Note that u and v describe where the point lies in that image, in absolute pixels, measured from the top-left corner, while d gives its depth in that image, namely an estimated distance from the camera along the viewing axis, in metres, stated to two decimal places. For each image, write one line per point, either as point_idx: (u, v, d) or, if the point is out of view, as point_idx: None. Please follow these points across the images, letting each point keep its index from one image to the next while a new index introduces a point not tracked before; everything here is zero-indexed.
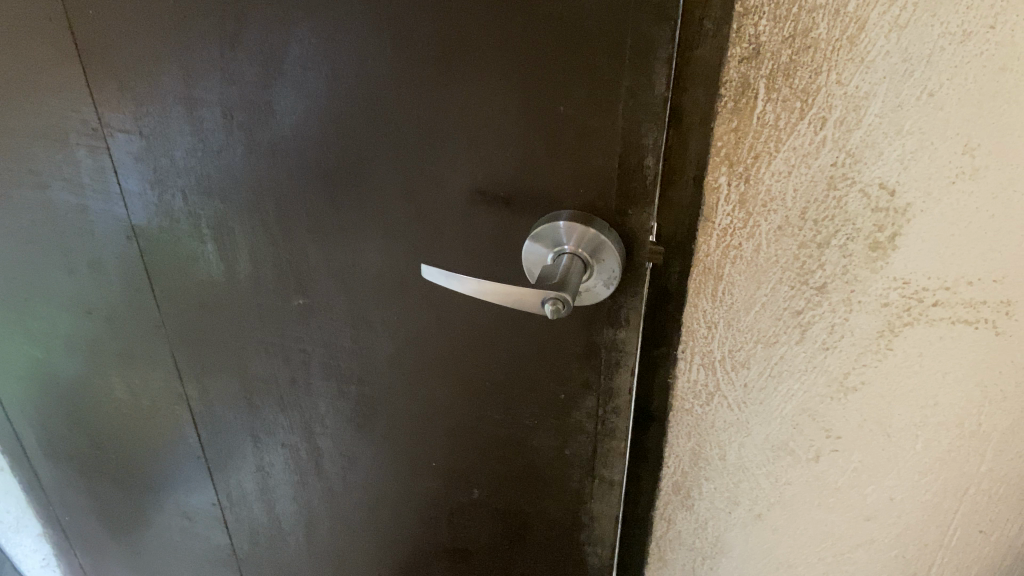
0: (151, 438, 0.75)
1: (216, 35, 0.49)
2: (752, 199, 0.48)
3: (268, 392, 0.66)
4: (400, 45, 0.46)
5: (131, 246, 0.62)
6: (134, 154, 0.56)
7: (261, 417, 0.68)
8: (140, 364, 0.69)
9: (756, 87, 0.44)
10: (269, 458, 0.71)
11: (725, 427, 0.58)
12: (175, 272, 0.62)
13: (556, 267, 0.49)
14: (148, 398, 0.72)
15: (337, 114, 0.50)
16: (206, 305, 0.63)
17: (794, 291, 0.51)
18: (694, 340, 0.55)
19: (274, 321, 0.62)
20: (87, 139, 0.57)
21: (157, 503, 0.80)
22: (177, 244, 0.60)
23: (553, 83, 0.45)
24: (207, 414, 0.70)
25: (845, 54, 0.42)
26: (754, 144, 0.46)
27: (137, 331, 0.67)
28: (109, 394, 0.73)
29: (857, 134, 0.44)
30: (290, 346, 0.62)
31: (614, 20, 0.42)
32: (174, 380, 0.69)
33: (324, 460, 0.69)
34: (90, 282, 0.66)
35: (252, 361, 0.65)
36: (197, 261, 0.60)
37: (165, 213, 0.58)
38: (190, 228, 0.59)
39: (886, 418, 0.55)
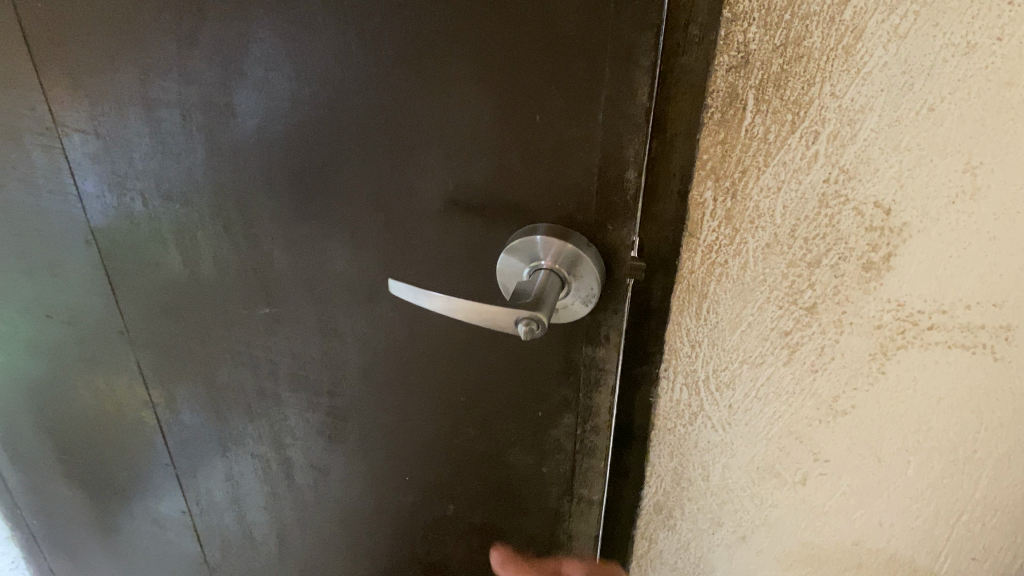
0: (119, 444, 0.72)
1: (173, 32, 0.46)
2: (739, 215, 0.45)
3: (236, 401, 0.63)
4: (367, 46, 0.43)
5: (90, 250, 0.59)
6: (91, 154, 0.53)
7: (229, 426, 0.66)
8: (104, 369, 0.67)
9: (745, 98, 0.41)
10: (238, 467, 0.69)
11: (708, 448, 0.56)
12: (138, 276, 0.59)
13: (532, 283, 0.46)
14: (114, 404, 0.69)
15: (301, 118, 0.47)
16: (170, 311, 0.60)
17: (783, 311, 0.48)
18: (677, 358, 0.52)
19: (240, 330, 0.59)
20: (41, 138, 0.54)
21: (126, 509, 0.78)
22: (139, 248, 0.57)
23: (528, 91, 0.42)
24: (174, 421, 0.68)
25: (840, 64, 0.39)
26: (741, 158, 0.43)
27: (100, 336, 0.64)
28: (73, 398, 0.71)
29: (851, 149, 0.42)
30: (258, 356, 0.60)
31: (592, 26, 0.39)
32: (140, 386, 0.67)
33: (295, 472, 0.66)
34: (49, 285, 0.63)
35: (218, 370, 0.62)
36: (159, 265, 0.58)
37: (125, 216, 0.56)
38: (151, 232, 0.56)
39: (877, 442, 0.52)
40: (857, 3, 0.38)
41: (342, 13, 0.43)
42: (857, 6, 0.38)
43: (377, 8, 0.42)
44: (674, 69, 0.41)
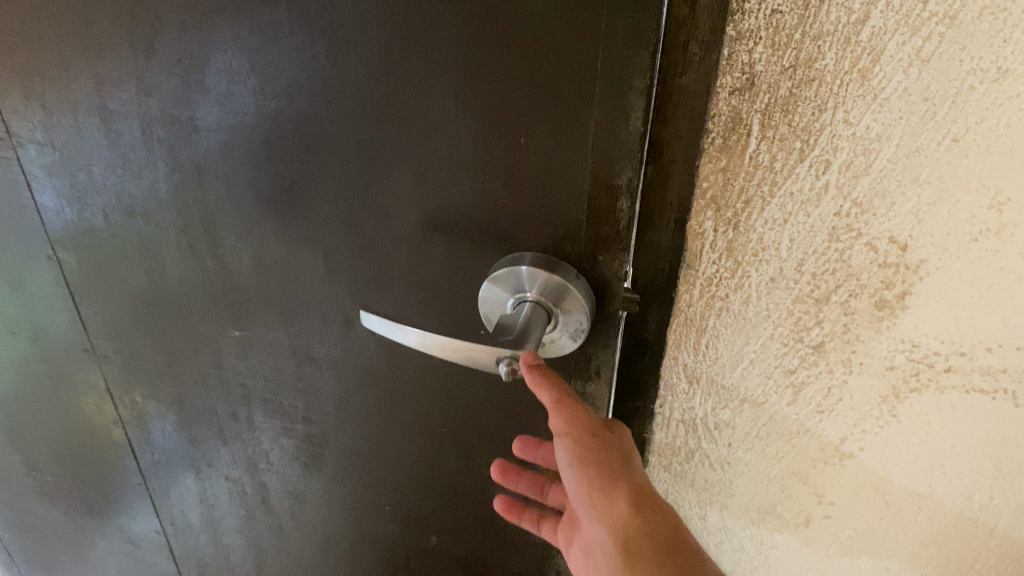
0: (89, 462, 0.69)
1: (129, 41, 0.42)
2: (741, 247, 0.41)
3: (208, 424, 0.60)
4: (336, 60, 0.40)
5: (51, 265, 0.55)
6: (47, 167, 0.50)
7: (202, 449, 0.63)
8: (72, 387, 0.64)
9: (749, 123, 0.38)
10: (212, 490, 0.65)
11: (705, 486, 0.52)
12: (102, 294, 0.56)
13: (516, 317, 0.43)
14: (83, 421, 0.66)
15: (268, 135, 0.44)
16: (136, 330, 0.57)
17: (787, 349, 0.45)
18: (674, 394, 0.49)
19: (210, 352, 0.55)
20: None
21: (100, 527, 0.75)
22: (101, 265, 0.54)
23: (511, 111, 0.38)
24: (145, 442, 0.65)
25: (855, 88, 0.35)
26: (744, 188, 0.40)
27: (66, 353, 0.61)
28: (41, 414, 0.67)
29: (865, 180, 0.38)
30: (229, 379, 0.56)
31: (582, 44, 0.35)
32: (109, 405, 0.63)
33: (271, 497, 0.63)
34: (11, 299, 0.59)
35: (188, 392, 0.59)
36: (123, 283, 0.54)
37: (85, 232, 0.52)
38: (113, 250, 0.53)
39: (885, 486, 0.49)
40: (875, 23, 0.34)
41: (308, 25, 0.39)
42: (875, 26, 0.34)
43: (347, 20, 0.38)
44: (671, 91, 0.38)
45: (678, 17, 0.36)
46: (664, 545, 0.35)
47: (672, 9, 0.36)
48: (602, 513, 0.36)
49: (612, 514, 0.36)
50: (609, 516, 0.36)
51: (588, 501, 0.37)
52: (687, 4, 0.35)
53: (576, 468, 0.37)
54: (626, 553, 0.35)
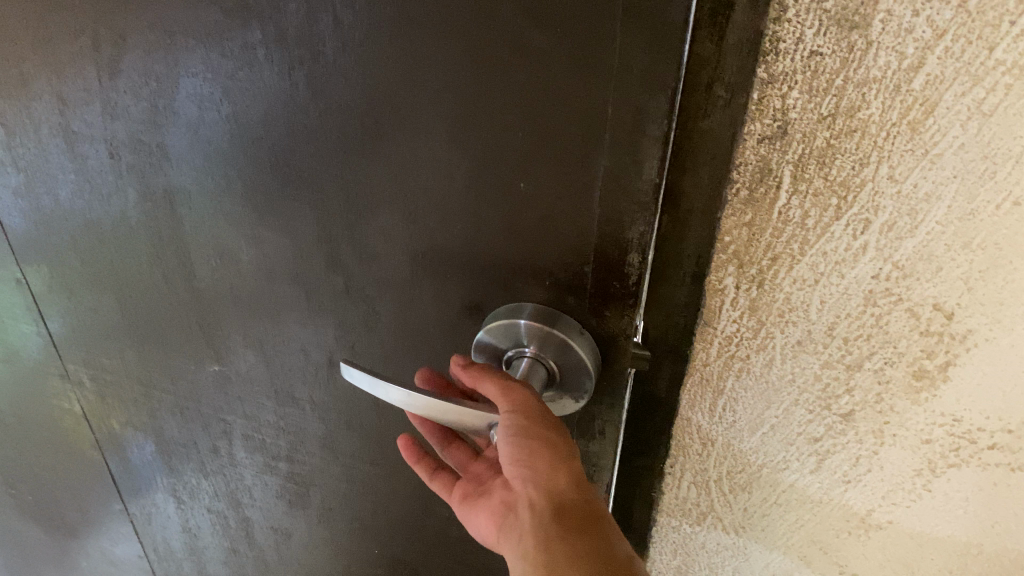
0: (70, 482, 0.67)
1: (91, 59, 0.38)
2: (765, 306, 0.37)
3: (188, 456, 0.57)
4: (315, 91, 0.35)
5: (23, 287, 0.52)
6: (13, 188, 0.46)
7: (182, 480, 0.59)
8: (49, 408, 0.61)
9: (780, 174, 0.33)
10: (194, 520, 0.62)
11: (717, 549, 0.48)
12: (75, 320, 0.52)
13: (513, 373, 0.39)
14: (61, 443, 0.63)
15: (243, 165, 0.40)
16: (110, 358, 0.53)
17: (813, 416, 0.40)
18: (686, 455, 0.45)
19: (188, 384, 0.52)
20: None
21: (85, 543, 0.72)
22: (72, 291, 0.50)
23: (509, 153, 0.33)
24: (124, 468, 0.61)
25: (903, 142, 0.31)
26: (772, 244, 0.35)
27: (41, 375, 0.58)
28: (21, 432, 0.65)
29: (909, 243, 0.33)
30: (209, 414, 0.53)
31: (588, 83, 0.30)
32: (86, 430, 0.60)
33: (255, 531, 0.60)
34: None
35: (166, 423, 0.55)
36: (96, 311, 0.51)
37: (55, 256, 0.49)
38: (84, 276, 0.49)
39: (915, 560, 0.45)
40: (930, 71, 0.29)
41: (284, 50, 0.35)
42: (930, 74, 0.29)
43: (326, 48, 0.34)
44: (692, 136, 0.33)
45: (702, 57, 0.31)
46: (592, 518, 0.33)
47: (697, 47, 0.31)
48: (537, 474, 0.34)
49: (549, 479, 0.34)
50: (544, 478, 0.34)
51: (525, 462, 0.35)
52: (713, 43, 0.31)
53: (513, 437, 0.35)
54: (554, 516, 0.33)
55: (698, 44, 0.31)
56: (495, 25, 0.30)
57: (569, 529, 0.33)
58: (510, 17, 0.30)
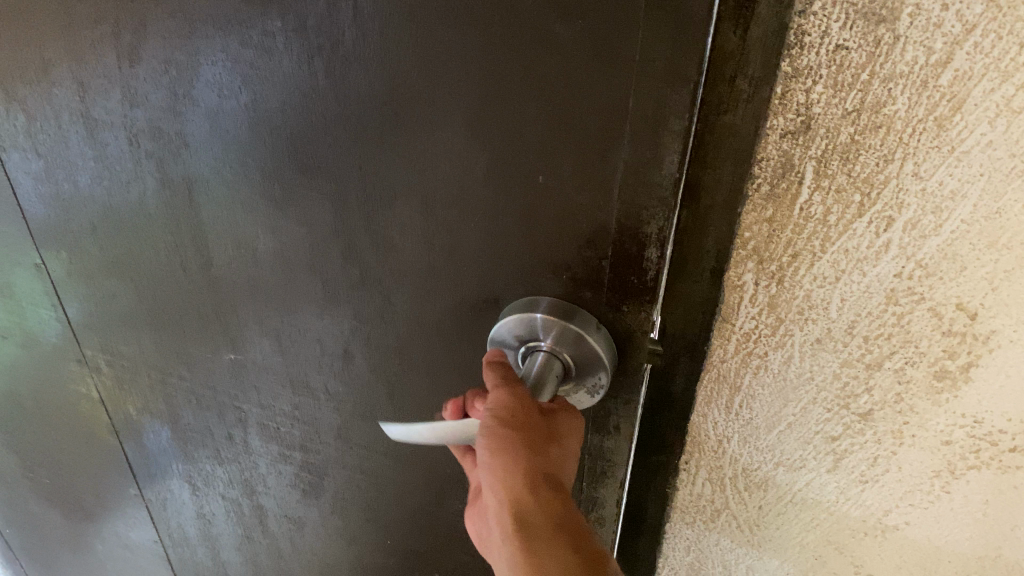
0: (87, 467, 0.67)
1: (112, 46, 0.39)
2: (785, 303, 0.37)
3: (203, 443, 0.57)
4: (334, 82, 0.35)
5: (42, 273, 0.53)
6: (33, 174, 0.47)
7: (197, 466, 0.60)
8: (67, 394, 0.61)
9: (802, 170, 0.33)
10: (210, 507, 0.62)
11: (730, 547, 0.48)
12: (92, 305, 0.52)
13: (528, 368, 0.39)
14: (77, 428, 0.64)
15: (261, 155, 0.40)
16: (127, 346, 0.54)
17: (830, 415, 0.40)
18: (701, 452, 0.44)
19: (205, 372, 0.52)
20: None
21: (102, 527, 0.73)
22: (91, 278, 0.51)
23: (525, 144, 0.33)
24: (140, 454, 0.62)
25: (929, 139, 0.30)
26: (793, 240, 0.35)
27: (59, 360, 0.58)
28: (41, 417, 0.65)
29: (933, 241, 0.33)
30: (225, 402, 0.53)
31: (607, 74, 0.30)
32: (103, 415, 0.61)
33: (269, 520, 0.60)
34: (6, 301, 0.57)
35: (183, 411, 0.56)
36: (115, 297, 0.51)
37: (74, 242, 0.49)
38: (103, 262, 0.49)
39: (932, 561, 0.44)
40: (958, 67, 0.28)
41: (304, 40, 0.34)
42: (959, 69, 0.28)
43: (346, 37, 0.34)
44: (715, 129, 0.33)
45: (726, 49, 0.31)
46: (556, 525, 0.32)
47: (721, 39, 0.31)
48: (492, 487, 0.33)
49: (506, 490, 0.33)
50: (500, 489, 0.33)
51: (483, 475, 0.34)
52: (737, 35, 0.30)
53: (477, 434, 0.34)
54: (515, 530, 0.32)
55: (723, 36, 0.31)
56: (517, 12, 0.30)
57: (521, 534, 0.32)
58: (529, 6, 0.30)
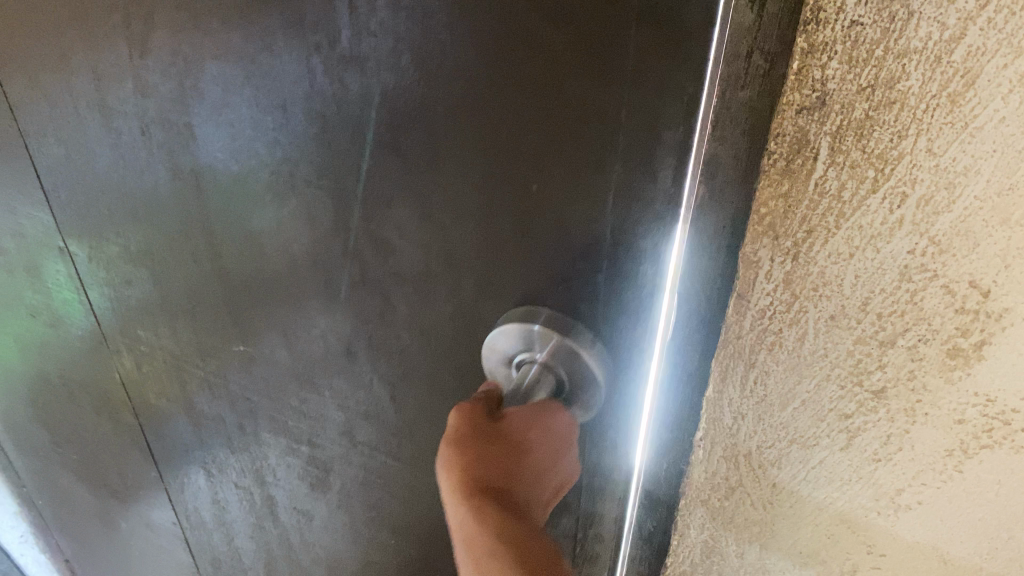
0: (173, 415, 0.73)
1: (227, 66, 0.48)
2: (799, 280, 0.37)
3: (284, 385, 0.62)
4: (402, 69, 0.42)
5: (161, 226, 0.60)
6: (160, 132, 0.53)
7: (273, 411, 0.64)
8: (164, 344, 0.67)
9: (817, 146, 0.33)
10: (278, 455, 0.67)
11: (745, 526, 0.48)
12: (201, 255, 0.59)
13: (524, 377, 0.49)
14: (168, 375, 0.70)
15: (339, 154, 0.49)
16: (229, 294, 0.60)
17: (844, 392, 0.40)
18: (716, 428, 0.45)
19: (266, 351, 0.61)
20: (116, 108, 0.54)
21: (147, 510, 0.84)
22: (203, 228, 0.57)
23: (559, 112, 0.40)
24: (223, 399, 0.67)
25: (942, 115, 0.31)
26: (807, 216, 0.35)
27: (163, 309, 0.65)
28: (134, 366, 0.72)
29: (946, 218, 0.33)
30: (307, 350, 0.59)
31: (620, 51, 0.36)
32: (196, 364, 0.67)
33: (281, 510, 0.71)
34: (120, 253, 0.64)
35: (268, 356, 0.61)
36: (223, 246, 0.57)
37: (191, 194, 0.56)
38: (217, 212, 0.56)
39: (945, 542, 0.44)
40: (971, 42, 0.29)
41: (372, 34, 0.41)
42: (971, 45, 0.29)
43: (416, 17, 0.40)
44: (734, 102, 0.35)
45: (744, 23, 0.33)
46: None
47: (738, 15, 0.33)
48: None
49: None
50: None
51: None
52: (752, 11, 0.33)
53: None
54: None
55: (741, 11, 0.33)
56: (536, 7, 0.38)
57: None
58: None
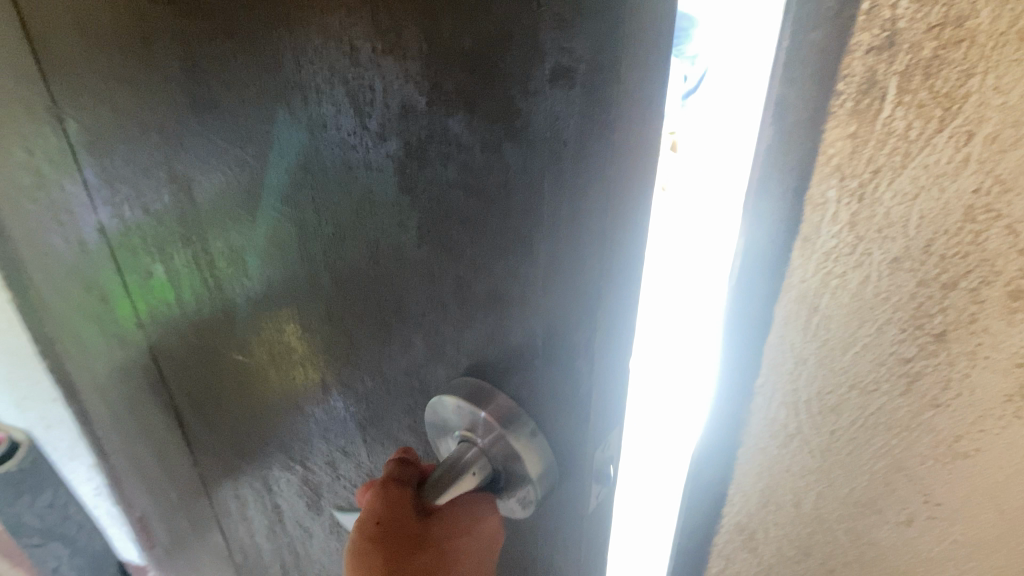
0: (266, 398, 0.76)
1: (206, 101, 0.56)
2: (865, 222, 0.39)
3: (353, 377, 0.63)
4: (339, 104, 0.46)
5: (245, 244, 0.63)
6: (229, 158, 0.58)
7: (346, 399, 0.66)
8: (260, 335, 0.71)
9: (885, 87, 0.34)
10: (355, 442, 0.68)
11: (802, 474, 0.50)
12: (277, 265, 0.62)
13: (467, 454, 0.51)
14: (266, 365, 0.73)
15: (294, 184, 0.54)
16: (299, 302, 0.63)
17: (906, 335, 0.42)
18: (777, 375, 0.46)
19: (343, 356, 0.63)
20: (201, 123, 0.57)
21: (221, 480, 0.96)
22: (273, 242, 0.60)
23: (449, 186, 0.44)
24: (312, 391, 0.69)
25: (1013, 52, 0.32)
26: (875, 157, 0.37)
27: (259, 310, 0.68)
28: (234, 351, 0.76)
29: (1013, 155, 0.35)
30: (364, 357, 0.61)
31: (510, 112, 0.39)
32: (289, 362, 0.70)
33: (288, 518, 0.89)
34: (219, 256, 0.67)
35: (344, 359, 0.63)
36: (290, 261, 0.61)
37: (262, 212, 0.59)
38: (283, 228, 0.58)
39: (1000, 486, 0.47)
40: None
41: (313, 79, 0.46)
42: None
43: (354, 46, 0.42)
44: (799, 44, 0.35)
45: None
46: None
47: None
48: None
49: None
50: None
51: None
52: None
53: None
54: None
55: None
56: (450, 62, 0.39)
57: None
58: (454, 45, 0.39)
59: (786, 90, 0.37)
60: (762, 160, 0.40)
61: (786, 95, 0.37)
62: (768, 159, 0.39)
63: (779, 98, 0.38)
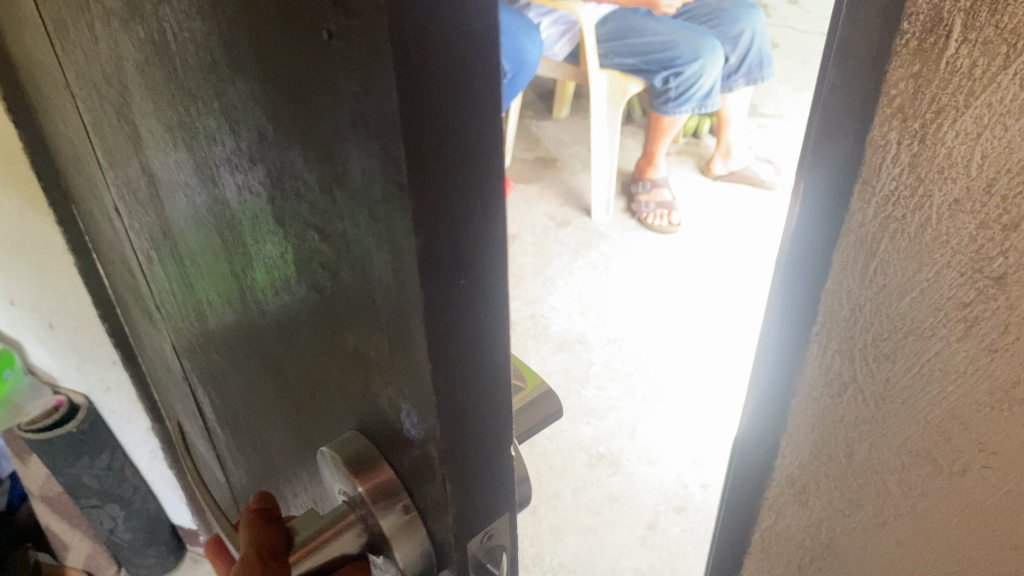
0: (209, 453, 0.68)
1: (90, 140, 0.47)
2: (926, 162, 0.39)
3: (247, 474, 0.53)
4: (183, 160, 0.32)
5: (165, 305, 0.53)
6: (129, 202, 0.46)
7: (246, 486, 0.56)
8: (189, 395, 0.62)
9: (950, 25, 0.35)
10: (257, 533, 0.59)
11: (856, 424, 0.50)
12: (185, 336, 0.52)
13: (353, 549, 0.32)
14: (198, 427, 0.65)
15: (167, 245, 0.43)
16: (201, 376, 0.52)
17: (964, 279, 0.42)
18: (833, 322, 0.47)
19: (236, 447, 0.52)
20: (100, 155, 0.46)
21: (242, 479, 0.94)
22: (178, 309, 0.50)
23: (263, 208, 0.26)
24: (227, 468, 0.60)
25: None
26: (937, 96, 0.37)
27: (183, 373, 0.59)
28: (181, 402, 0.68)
29: None
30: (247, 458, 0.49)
31: (304, 107, 0.21)
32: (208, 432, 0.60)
33: None
34: (151, 306, 0.58)
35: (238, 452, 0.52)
36: (190, 334, 0.50)
37: (163, 273, 0.48)
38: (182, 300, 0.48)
39: None
40: None
41: (134, 113, 0.35)
42: None
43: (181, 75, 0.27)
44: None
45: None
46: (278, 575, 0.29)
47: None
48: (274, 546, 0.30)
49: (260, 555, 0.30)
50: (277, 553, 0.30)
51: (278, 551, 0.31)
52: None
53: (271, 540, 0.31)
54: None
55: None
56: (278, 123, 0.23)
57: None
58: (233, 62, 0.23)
59: (851, 19, 0.38)
60: (829, 88, 0.41)
61: (853, 23, 0.38)
62: (837, 86, 0.40)
63: (847, 26, 0.39)
